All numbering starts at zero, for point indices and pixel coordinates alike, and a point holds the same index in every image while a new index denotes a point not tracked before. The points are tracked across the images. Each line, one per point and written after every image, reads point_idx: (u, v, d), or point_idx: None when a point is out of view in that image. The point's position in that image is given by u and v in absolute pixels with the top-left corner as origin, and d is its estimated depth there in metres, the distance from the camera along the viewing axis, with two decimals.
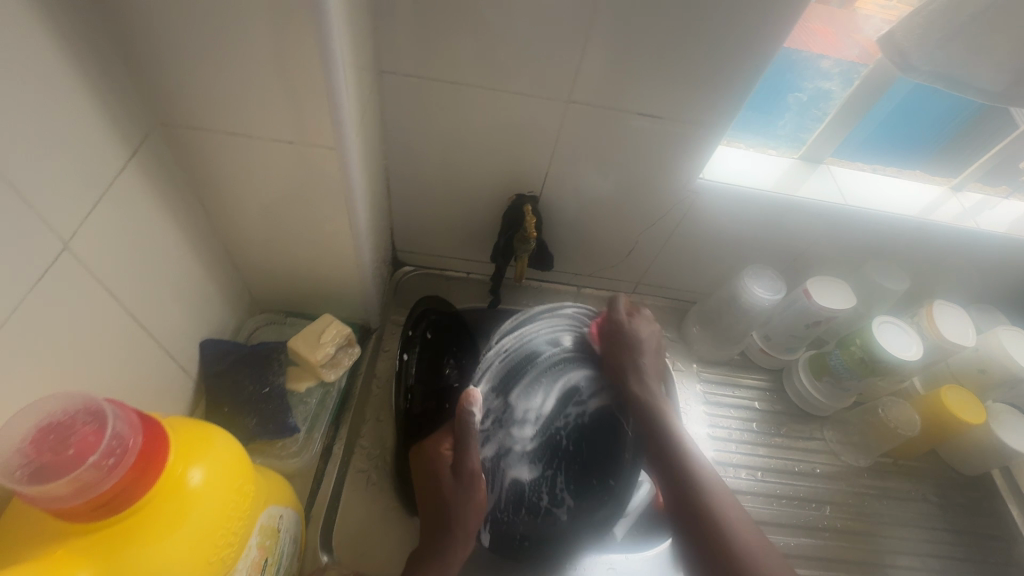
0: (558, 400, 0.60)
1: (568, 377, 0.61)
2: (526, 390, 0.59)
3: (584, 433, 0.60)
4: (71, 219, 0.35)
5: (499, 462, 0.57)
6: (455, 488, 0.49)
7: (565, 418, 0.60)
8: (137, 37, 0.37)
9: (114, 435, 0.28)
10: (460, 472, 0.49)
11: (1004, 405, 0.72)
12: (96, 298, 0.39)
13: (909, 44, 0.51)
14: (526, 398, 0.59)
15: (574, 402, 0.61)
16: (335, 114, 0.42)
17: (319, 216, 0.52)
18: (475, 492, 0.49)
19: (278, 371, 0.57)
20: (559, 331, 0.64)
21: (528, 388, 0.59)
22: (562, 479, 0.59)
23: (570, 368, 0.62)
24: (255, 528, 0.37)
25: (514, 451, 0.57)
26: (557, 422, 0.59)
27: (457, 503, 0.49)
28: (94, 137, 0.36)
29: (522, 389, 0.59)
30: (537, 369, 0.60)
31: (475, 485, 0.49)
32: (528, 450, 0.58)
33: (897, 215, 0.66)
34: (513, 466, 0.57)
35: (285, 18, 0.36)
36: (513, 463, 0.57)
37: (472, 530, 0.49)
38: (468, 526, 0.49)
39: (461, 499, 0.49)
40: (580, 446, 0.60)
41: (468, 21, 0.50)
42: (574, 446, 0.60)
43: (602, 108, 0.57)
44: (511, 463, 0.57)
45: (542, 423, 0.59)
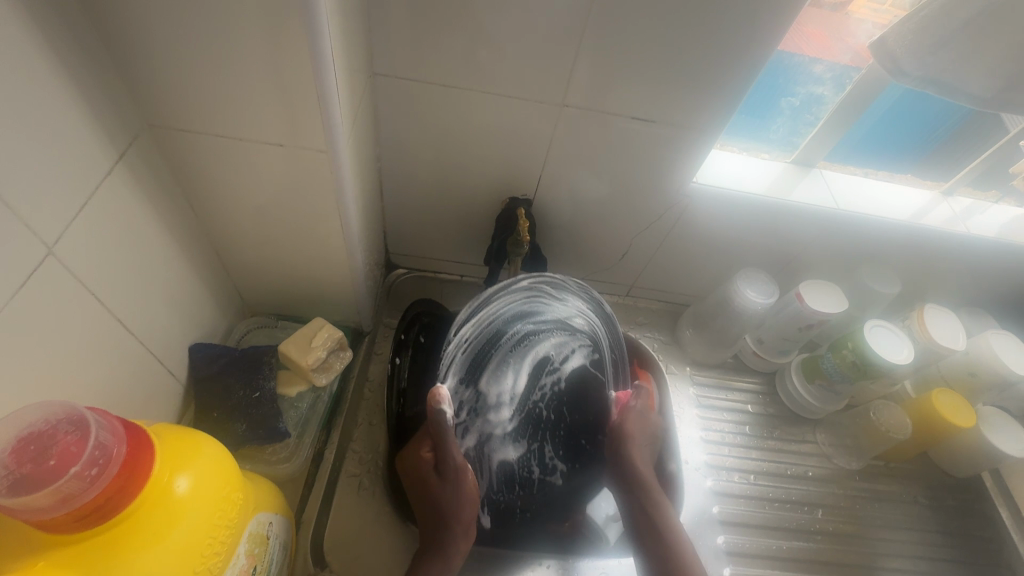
0: (529, 376, 0.60)
1: (534, 351, 0.60)
2: (494, 373, 0.58)
3: (563, 401, 0.61)
4: (57, 223, 0.35)
5: (481, 449, 0.58)
6: (443, 487, 0.49)
7: (540, 391, 0.61)
8: (125, 38, 0.37)
9: (97, 444, 0.28)
10: (445, 470, 0.48)
11: (994, 408, 0.72)
12: (82, 303, 0.38)
13: (900, 50, 0.51)
14: (495, 381, 0.58)
15: (546, 373, 0.61)
16: (327, 117, 0.42)
17: (310, 219, 0.51)
18: (466, 484, 0.49)
19: (268, 375, 0.56)
20: (531, 301, 0.59)
21: (495, 373, 0.58)
22: (548, 449, 0.61)
23: (538, 341, 0.61)
24: (244, 536, 0.37)
25: (496, 436, 0.59)
26: (531, 397, 0.60)
27: (448, 498, 0.49)
28: (81, 139, 0.36)
29: (490, 374, 0.58)
30: (500, 351, 0.58)
31: (463, 480, 0.49)
32: (509, 430, 0.59)
33: (888, 220, 0.67)
34: (498, 449, 0.59)
35: (275, 21, 0.36)
36: (495, 446, 0.59)
37: (470, 521, 0.50)
38: (465, 518, 0.49)
39: (453, 492, 0.49)
40: (559, 414, 0.61)
41: (462, 24, 0.50)
42: (553, 416, 0.61)
43: (596, 112, 0.56)
44: (495, 447, 0.59)
45: (518, 402, 0.60)
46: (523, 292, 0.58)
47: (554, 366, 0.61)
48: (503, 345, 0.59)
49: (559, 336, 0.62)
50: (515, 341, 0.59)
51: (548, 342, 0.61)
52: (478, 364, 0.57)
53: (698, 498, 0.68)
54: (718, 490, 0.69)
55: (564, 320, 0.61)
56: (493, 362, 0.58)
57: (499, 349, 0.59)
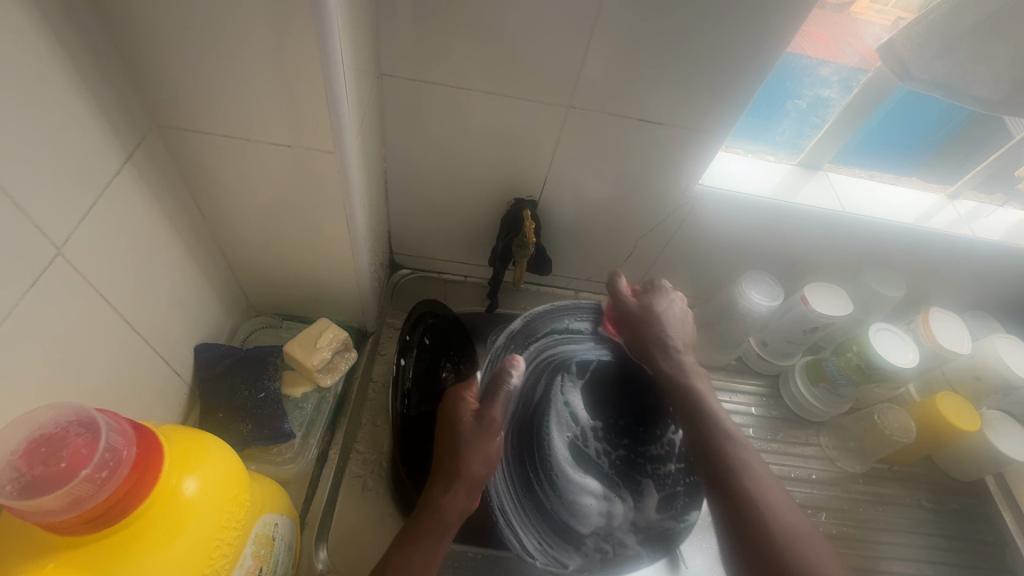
0: (570, 425, 0.61)
1: (553, 422, 0.60)
2: (543, 443, 0.58)
3: (614, 426, 0.62)
4: (66, 223, 0.35)
5: (589, 510, 0.57)
6: (475, 430, 0.50)
7: (590, 445, 0.61)
8: (134, 38, 0.37)
9: (107, 447, 0.28)
10: (483, 418, 0.51)
11: (998, 412, 0.72)
12: (90, 303, 0.38)
13: (908, 53, 0.51)
14: (550, 450, 0.58)
15: (574, 425, 0.61)
16: (335, 118, 0.42)
17: (316, 220, 0.51)
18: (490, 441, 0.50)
19: (273, 376, 0.56)
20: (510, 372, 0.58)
21: (543, 442, 0.58)
22: (641, 458, 0.61)
23: (546, 383, 0.61)
24: (250, 538, 0.37)
25: (605, 509, 0.57)
26: (587, 455, 0.60)
27: (470, 468, 0.49)
28: (89, 139, 0.36)
29: (540, 450, 0.58)
30: (524, 458, 0.57)
31: (492, 435, 0.50)
32: (606, 495, 0.58)
33: (894, 223, 0.67)
34: (612, 510, 0.57)
35: (284, 20, 0.36)
36: (603, 502, 0.57)
37: (484, 479, 0.49)
38: (477, 473, 0.49)
39: (471, 443, 0.49)
40: (624, 433, 0.62)
41: (469, 25, 0.50)
42: (621, 441, 0.62)
43: (603, 113, 0.56)
44: (613, 515, 0.57)
45: (583, 469, 0.59)
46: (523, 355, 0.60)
47: (576, 420, 0.61)
48: (529, 411, 0.59)
49: (566, 369, 0.62)
50: (529, 393, 0.60)
51: (551, 391, 0.61)
52: (517, 445, 0.57)
53: None
54: None
55: (548, 366, 0.61)
56: (533, 432, 0.58)
57: (525, 416, 0.59)
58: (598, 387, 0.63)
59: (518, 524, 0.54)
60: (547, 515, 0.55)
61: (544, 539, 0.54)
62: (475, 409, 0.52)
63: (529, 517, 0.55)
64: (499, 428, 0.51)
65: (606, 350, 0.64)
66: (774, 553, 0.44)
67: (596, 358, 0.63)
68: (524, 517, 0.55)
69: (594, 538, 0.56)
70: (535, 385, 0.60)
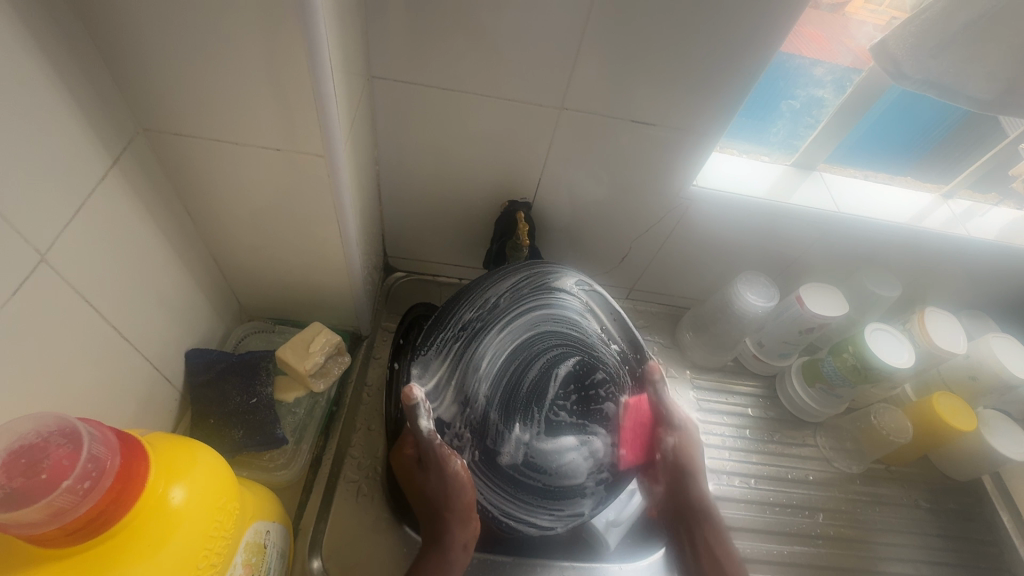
0: (515, 410, 0.52)
1: (492, 414, 0.51)
2: (497, 439, 0.51)
3: (571, 355, 0.55)
4: (50, 227, 0.34)
5: (576, 461, 0.53)
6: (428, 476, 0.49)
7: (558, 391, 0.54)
8: (118, 42, 0.36)
9: (90, 457, 0.27)
10: (425, 462, 0.49)
11: (995, 411, 0.72)
12: (75, 309, 0.38)
13: (902, 53, 0.50)
14: (508, 442, 0.51)
15: (518, 385, 0.53)
16: (323, 120, 0.41)
17: (307, 224, 0.51)
18: (450, 470, 0.48)
19: (266, 380, 0.56)
20: (438, 395, 0.52)
21: (502, 435, 0.51)
22: (595, 375, 0.56)
23: (464, 394, 0.52)
24: (241, 546, 0.36)
25: (599, 441, 0.54)
26: (551, 403, 0.54)
27: (677, 447, 0.58)
28: (73, 144, 0.35)
29: (496, 451, 0.51)
30: (485, 452, 0.51)
31: (444, 466, 0.48)
32: (595, 433, 0.55)
33: (887, 223, 0.67)
34: (599, 437, 0.55)
35: (268, 22, 0.35)
36: (582, 446, 0.54)
37: (472, 504, 0.49)
38: (467, 501, 0.48)
39: (439, 477, 0.48)
40: (580, 364, 0.55)
41: (459, 27, 0.49)
42: (581, 371, 0.55)
43: (596, 114, 0.56)
44: (599, 428, 0.55)
45: (551, 424, 0.53)
46: (427, 387, 0.52)
47: (521, 384, 0.53)
48: (470, 419, 0.51)
49: (475, 357, 0.53)
50: (458, 408, 0.52)
51: (482, 390, 0.52)
52: (473, 450, 0.51)
53: None
54: (719, 493, 0.69)
55: (466, 361, 0.52)
56: (487, 435, 0.51)
57: (469, 426, 0.51)
58: (519, 348, 0.54)
59: (518, 513, 0.51)
60: (539, 492, 0.52)
61: (552, 509, 0.52)
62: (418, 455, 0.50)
63: (523, 500, 0.52)
64: (445, 454, 0.48)
65: (509, 314, 0.55)
66: None
67: (502, 330, 0.54)
68: (523, 507, 0.52)
69: (593, 476, 0.54)
70: (457, 397, 0.52)
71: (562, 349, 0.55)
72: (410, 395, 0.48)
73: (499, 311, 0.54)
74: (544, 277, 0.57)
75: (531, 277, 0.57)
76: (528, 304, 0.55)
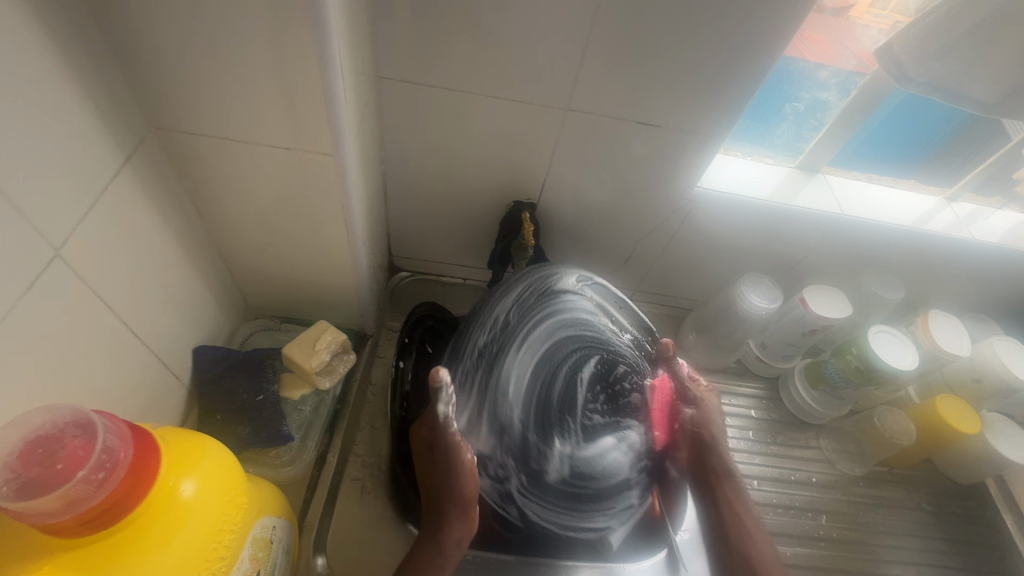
0: (551, 425, 0.54)
1: (529, 436, 0.53)
2: (540, 456, 0.53)
3: (591, 351, 0.57)
4: (64, 224, 0.35)
5: (618, 459, 0.56)
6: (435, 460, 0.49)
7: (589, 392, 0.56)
8: (132, 42, 0.37)
9: (104, 448, 0.28)
10: (438, 446, 0.48)
11: (999, 414, 0.72)
12: (87, 304, 0.38)
13: (906, 56, 0.51)
14: (550, 455, 0.54)
15: (547, 399, 0.54)
16: (333, 119, 0.42)
17: (314, 222, 0.51)
18: (461, 461, 0.48)
19: (272, 378, 0.56)
20: (473, 430, 0.52)
21: (544, 451, 0.53)
22: (617, 367, 0.58)
23: (496, 416, 0.52)
24: (248, 540, 0.37)
25: (634, 434, 0.57)
26: (584, 407, 0.56)
27: (697, 416, 0.62)
28: (88, 141, 0.36)
29: (541, 467, 0.53)
30: (532, 470, 0.53)
31: (457, 455, 0.48)
32: (629, 430, 0.57)
33: (890, 225, 0.67)
34: (634, 432, 0.57)
35: (280, 22, 0.36)
36: (620, 443, 0.56)
37: (472, 498, 0.48)
38: (469, 494, 0.48)
39: (448, 465, 0.48)
40: (603, 363, 0.58)
41: (466, 28, 0.50)
42: (604, 367, 0.57)
43: (601, 116, 0.56)
44: (632, 423, 0.58)
45: (588, 429, 0.55)
46: (461, 424, 0.52)
47: (552, 398, 0.55)
48: (510, 446, 0.53)
49: (501, 383, 0.53)
50: (494, 436, 0.52)
51: (515, 415, 0.53)
52: (518, 471, 0.53)
53: None
54: None
55: (492, 389, 0.53)
56: (530, 458, 0.53)
57: (511, 454, 0.52)
58: (542, 362, 0.55)
59: (571, 520, 0.54)
60: (590, 497, 0.54)
61: (605, 509, 0.55)
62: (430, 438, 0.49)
63: (575, 508, 0.54)
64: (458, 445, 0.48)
65: (524, 332, 0.56)
66: None
67: (520, 348, 0.55)
68: (576, 514, 0.55)
69: (636, 473, 0.57)
70: (492, 426, 0.52)
71: (583, 353, 0.57)
72: (437, 377, 0.47)
73: (512, 333, 0.56)
74: (547, 286, 0.59)
75: (536, 290, 0.58)
76: (539, 315, 0.57)
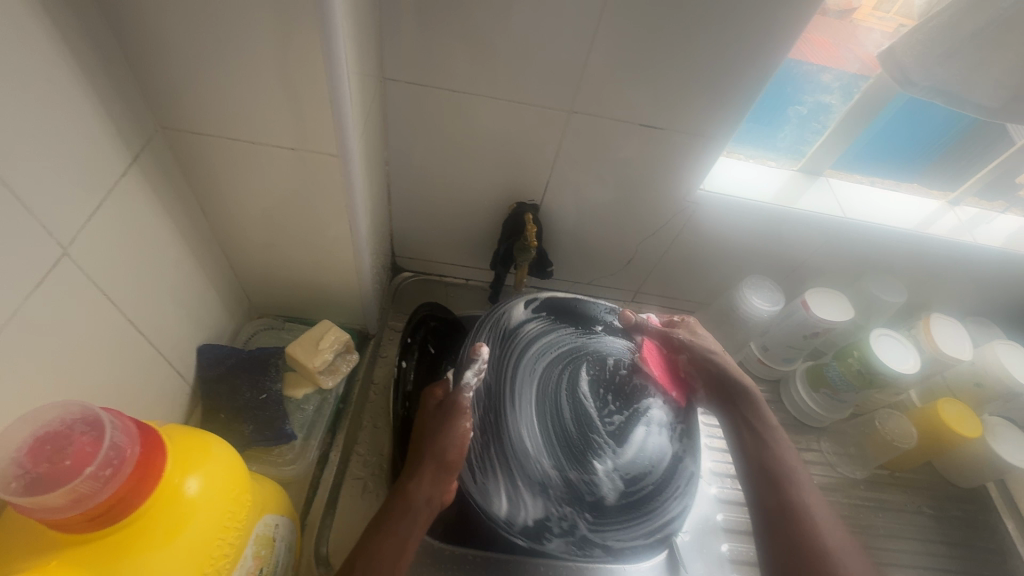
0: (581, 454, 0.54)
1: (569, 475, 0.52)
2: (586, 484, 0.52)
3: (571, 365, 0.59)
4: (71, 223, 0.35)
5: (654, 442, 0.57)
6: (437, 418, 0.51)
7: (596, 402, 0.57)
8: (140, 42, 0.37)
9: (112, 445, 0.28)
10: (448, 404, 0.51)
11: (1000, 418, 0.72)
12: (93, 302, 0.38)
13: (909, 59, 0.51)
14: (593, 473, 0.53)
15: (561, 430, 0.55)
16: (339, 120, 0.42)
17: (318, 222, 0.52)
18: (460, 426, 0.50)
19: (275, 377, 0.57)
20: (515, 505, 0.50)
21: (586, 473, 0.53)
22: (605, 364, 0.60)
23: (523, 469, 0.52)
24: (251, 538, 0.37)
25: (657, 412, 0.59)
26: (599, 415, 0.57)
27: (696, 357, 0.62)
28: (96, 140, 0.36)
29: (593, 491, 0.52)
30: (587, 501, 0.52)
31: (456, 419, 0.50)
32: (652, 414, 0.58)
33: (892, 229, 0.67)
34: (655, 413, 0.59)
35: (287, 23, 0.36)
36: (648, 428, 0.57)
37: (456, 464, 0.49)
38: (453, 458, 0.48)
39: (442, 425, 0.50)
40: (593, 371, 0.59)
41: (471, 31, 0.50)
42: (594, 372, 0.59)
43: (604, 118, 0.57)
44: (649, 407, 0.59)
45: (615, 432, 0.56)
46: (504, 509, 0.50)
47: (568, 429, 0.55)
48: (556, 493, 0.51)
49: (515, 445, 0.52)
50: (529, 492, 0.51)
51: (545, 464, 0.52)
52: (575, 508, 0.51)
53: (702, 505, 0.68)
54: (723, 497, 0.69)
55: (511, 458, 0.52)
56: (581, 492, 0.52)
57: (563, 500, 0.51)
58: (540, 401, 0.55)
59: (655, 520, 0.53)
60: (654, 494, 0.54)
61: (676, 495, 0.55)
62: (443, 399, 0.53)
63: (648, 514, 0.53)
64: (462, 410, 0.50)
65: (510, 383, 0.56)
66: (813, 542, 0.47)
67: (513, 402, 0.54)
68: (654, 517, 0.53)
69: (676, 444, 0.58)
70: (532, 488, 0.51)
71: (569, 373, 0.58)
72: (478, 349, 0.54)
73: (500, 390, 0.55)
74: (510, 332, 0.59)
75: (502, 339, 0.58)
76: (513, 363, 0.57)
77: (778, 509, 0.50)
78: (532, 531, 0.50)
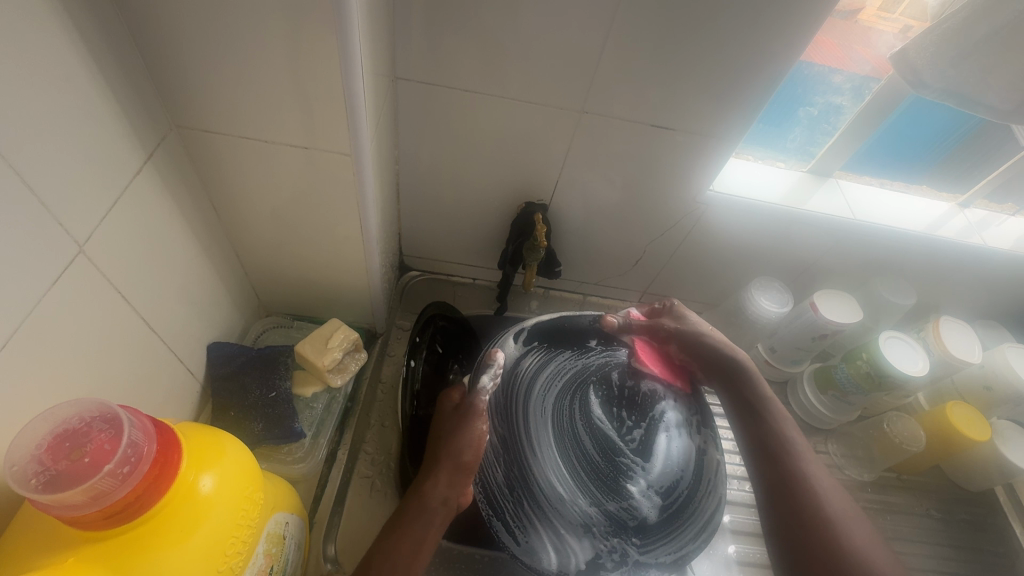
0: (612, 480, 0.54)
1: (607, 506, 0.52)
2: (623, 505, 0.53)
3: (577, 389, 0.58)
4: (87, 221, 0.35)
5: (678, 451, 0.57)
6: (456, 421, 0.50)
7: (611, 421, 0.58)
8: (156, 40, 0.37)
9: (129, 443, 0.28)
10: (465, 406, 0.51)
11: (1008, 421, 0.72)
12: (108, 299, 0.38)
13: (922, 62, 0.51)
14: (627, 494, 0.53)
15: (585, 459, 0.55)
16: (352, 119, 0.42)
17: (329, 221, 0.52)
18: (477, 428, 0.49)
19: (284, 375, 0.57)
20: (565, 552, 0.50)
21: (622, 498, 0.53)
22: (609, 378, 0.60)
23: (558, 508, 0.51)
24: (263, 536, 0.37)
25: (673, 413, 0.59)
26: (617, 434, 0.57)
27: (687, 340, 0.61)
28: (112, 139, 0.36)
29: (632, 511, 0.53)
30: (630, 523, 0.52)
31: (472, 421, 0.49)
32: (668, 418, 0.59)
33: (903, 231, 0.67)
34: (669, 415, 0.59)
35: (303, 23, 0.36)
36: (669, 437, 0.57)
37: (472, 465, 0.48)
38: (469, 460, 0.48)
39: (459, 429, 0.49)
40: (600, 391, 0.59)
41: (482, 30, 0.50)
42: (600, 391, 0.59)
43: (615, 118, 0.57)
44: (663, 410, 0.59)
45: (638, 446, 0.56)
46: (557, 559, 0.49)
47: (594, 460, 0.55)
48: (601, 526, 0.51)
49: (547, 493, 0.52)
50: (570, 529, 0.51)
51: (581, 504, 0.52)
52: (620, 532, 0.51)
53: None
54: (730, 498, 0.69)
55: (548, 510, 0.51)
56: (622, 516, 0.52)
57: (608, 531, 0.51)
58: (559, 440, 0.55)
59: (700, 528, 0.54)
60: (691, 498, 0.55)
61: (711, 493, 0.55)
62: (460, 401, 0.52)
63: (693, 522, 0.54)
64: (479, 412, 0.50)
65: (525, 429, 0.54)
66: (814, 509, 0.48)
67: (534, 448, 0.53)
68: (699, 525, 0.54)
69: (698, 438, 0.58)
70: (576, 530, 0.51)
71: (577, 400, 0.58)
72: (491, 356, 0.55)
73: (516, 439, 0.53)
74: (511, 375, 0.57)
75: (505, 385, 0.56)
76: (521, 409, 0.55)
77: (777, 479, 0.51)
78: (588, 568, 0.49)
